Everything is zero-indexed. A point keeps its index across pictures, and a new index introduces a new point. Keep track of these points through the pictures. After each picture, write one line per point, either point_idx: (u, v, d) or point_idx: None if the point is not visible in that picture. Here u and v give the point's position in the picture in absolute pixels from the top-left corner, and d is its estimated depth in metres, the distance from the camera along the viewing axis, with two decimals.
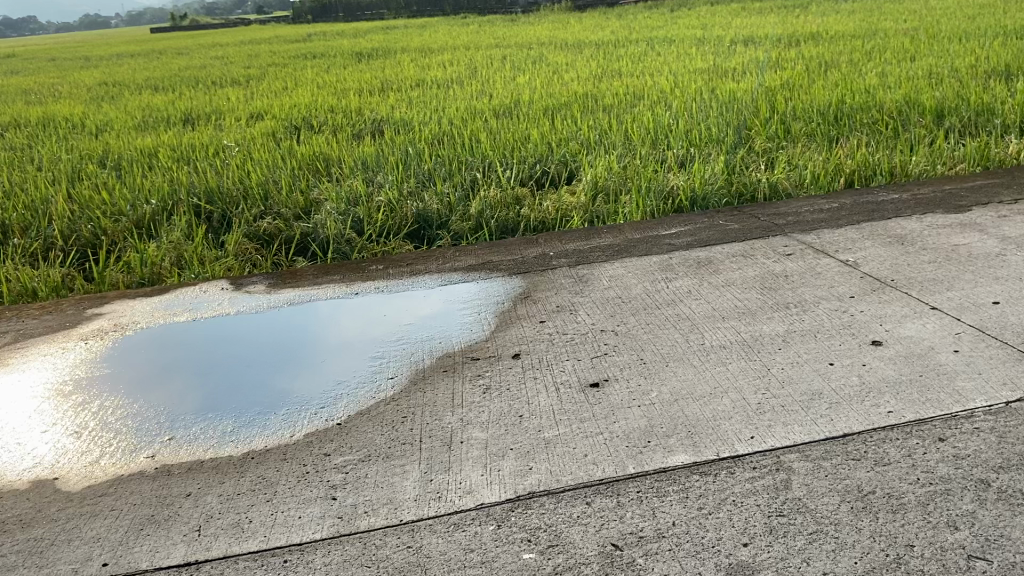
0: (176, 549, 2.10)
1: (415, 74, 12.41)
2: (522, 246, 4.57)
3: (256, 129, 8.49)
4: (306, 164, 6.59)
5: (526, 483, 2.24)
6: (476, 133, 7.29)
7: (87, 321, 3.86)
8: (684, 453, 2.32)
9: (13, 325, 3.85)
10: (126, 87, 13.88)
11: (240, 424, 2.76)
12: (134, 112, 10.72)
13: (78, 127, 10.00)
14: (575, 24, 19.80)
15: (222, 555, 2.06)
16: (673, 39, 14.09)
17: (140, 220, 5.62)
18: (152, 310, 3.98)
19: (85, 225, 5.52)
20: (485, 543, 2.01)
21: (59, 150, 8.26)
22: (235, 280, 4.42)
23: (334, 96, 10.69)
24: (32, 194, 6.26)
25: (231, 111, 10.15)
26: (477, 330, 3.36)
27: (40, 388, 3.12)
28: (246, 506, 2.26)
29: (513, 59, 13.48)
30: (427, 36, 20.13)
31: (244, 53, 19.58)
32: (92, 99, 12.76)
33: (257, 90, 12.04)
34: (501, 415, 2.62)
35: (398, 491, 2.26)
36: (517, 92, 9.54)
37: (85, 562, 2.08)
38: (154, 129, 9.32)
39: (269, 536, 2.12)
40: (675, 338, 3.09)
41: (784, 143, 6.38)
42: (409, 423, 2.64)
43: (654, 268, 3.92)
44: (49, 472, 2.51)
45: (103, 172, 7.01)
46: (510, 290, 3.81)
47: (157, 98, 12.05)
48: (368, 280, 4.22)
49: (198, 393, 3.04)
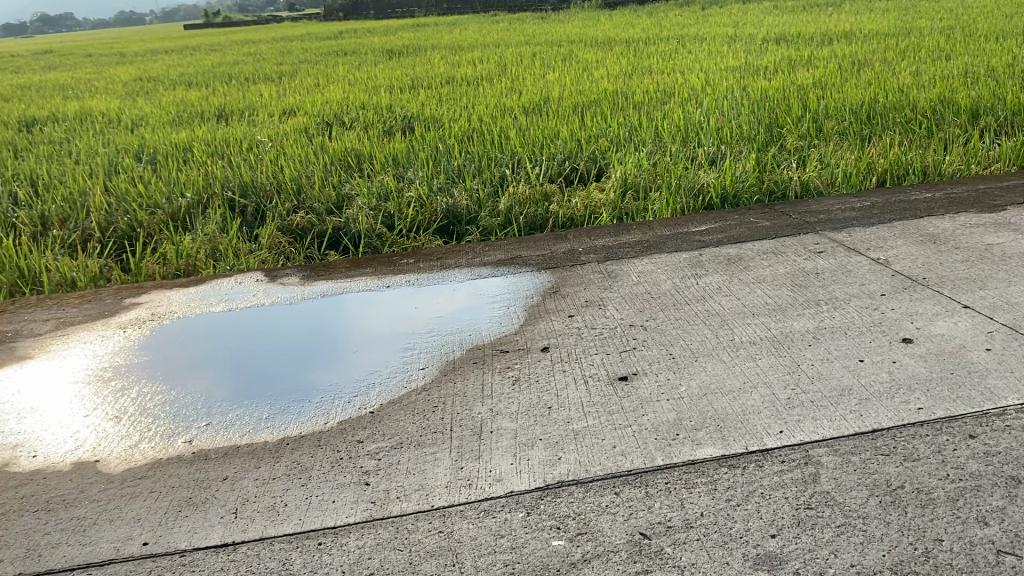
0: (214, 530, 2.16)
1: (446, 72, 12.45)
2: (551, 241, 4.59)
3: (289, 125, 8.59)
4: (338, 160, 6.67)
5: (555, 472, 2.27)
6: (506, 130, 7.33)
7: (125, 310, 3.95)
8: (712, 446, 2.34)
9: (53, 313, 3.95)
10: (160, 84, 14.05)
11: (275, 411, 2.82)
12: (168, 108, 10.87)
13: (114, 121, 10.15)
14: (605, 21, 19.74)
15: (259, 537, 2.11)
16: (705, 37, 14.00)
17: (176, 214, 5.72)
18: (188, 300, 4.06)
19: (122, 217, 5.62)
20: (515, 530, 2.04)
21: (96, 144, 8.40)
22: (269, 272, 4.49)
23: (365, 92, 10.76)
24: (70, 187, 6.39)
25: (264, 108, 10.26)
26: (506, 323, 3.40)
27: (80, 374, 3.20)
28: (282, 490, 2.31)
29: (544, 56, 13.47)
30: (457, 34, 20.17)
31: (277, 50, 19.74)
32: (128, 95, 12.93)
33: (287, 87, 12.13)
34: (530, 406, 2.65)
35: (429, 478, 2.31)
36: (547, 89, 9.55)
37: (126, 541, 2.14)
38: (188, 125, 9.45)
39: (304, 519, 2.17)
40: (704, 334, 3.10)
41: (815, 141, 6.34)
42: (439, 412, 2.68)
43: (683, 264, 3.93)
44: (90, 454, 2.58)
45: (139, 165, 7.13)
46: (539, 284, 3.84)
47: (191, 94, 12.20)
48: (399, 274, 4.27)
49: (233, 382, 3.11)
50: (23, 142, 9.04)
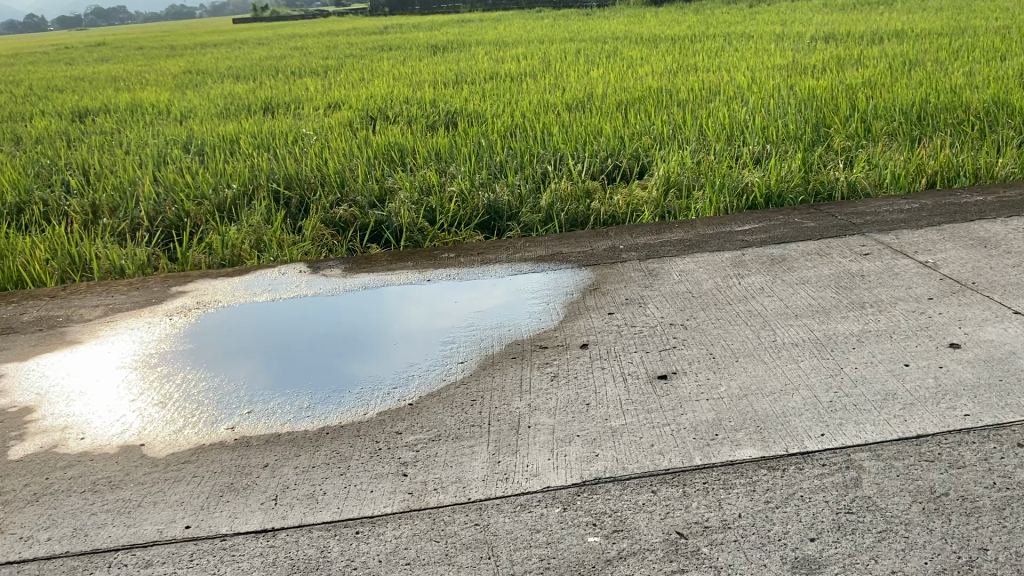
0: (254, 516, 2.19)
1: (490, 67, 12.45)
2: (592, 238, 4.58)
3: (334, 119, 8.67)
4: (381, 154, 6.72)
5: (593, 469, 2.27)
6: (549, 126, 7.32)
7: (172, 298, 4.02)
8: (752, 447, 2.32)
9: (102, 300, 4.03)
10: (208, 77, 14.27)
11: (316, 401, 2.85)
12: (216, 100, 11.04)
13: (164, 113, 10.34)
14: (651, 18, 19.61)
15: (298, 524, 2.14)
16: (752, 35, 13.84)
17: (222, 205, 5.81)
18: (233, 289, 4.13)
19: (170, 207, 5.72)
20: (551, 525, 2.04)
21: (146, 135, 8.56)
22: (312, 263, 4.54)
23: (410, 87, 10.83)
24: (120, 176, 6.52)
25: (310, 101, 10.37)
26: (546, 319, 3.40)
27: (127, 360, 3.27)
28: (321, 478, 2.34)
29: (589, 52, 13.42)
30: (502, 29, 20.18)
31: (323, 44, 19.94)
32: (177, 87, 13.16)
33: (333, 81, 12.24)
34: (568, 402, 2.65)
35: (467, 470, 2.32)
36: (591, 86, 9.51)
37: (169, 523, 2.18)
38: (236, 117, 9.58)
39: (343, 508, 2.19)
40: (746, 334, 3.07)
41: (864, 142, 6.24)
42: (478, 406, 2.69)
43: (726, 264, 3.89)
44: (136, 438, 2.63)
45: (187, 156, 7.25)
46: (580, 281, 3.83)
47: (239, 87, 12.37)
48: (440, 268, 4.29)
49: (275, 371, 3.15)
50: (76, 132, 9.25)
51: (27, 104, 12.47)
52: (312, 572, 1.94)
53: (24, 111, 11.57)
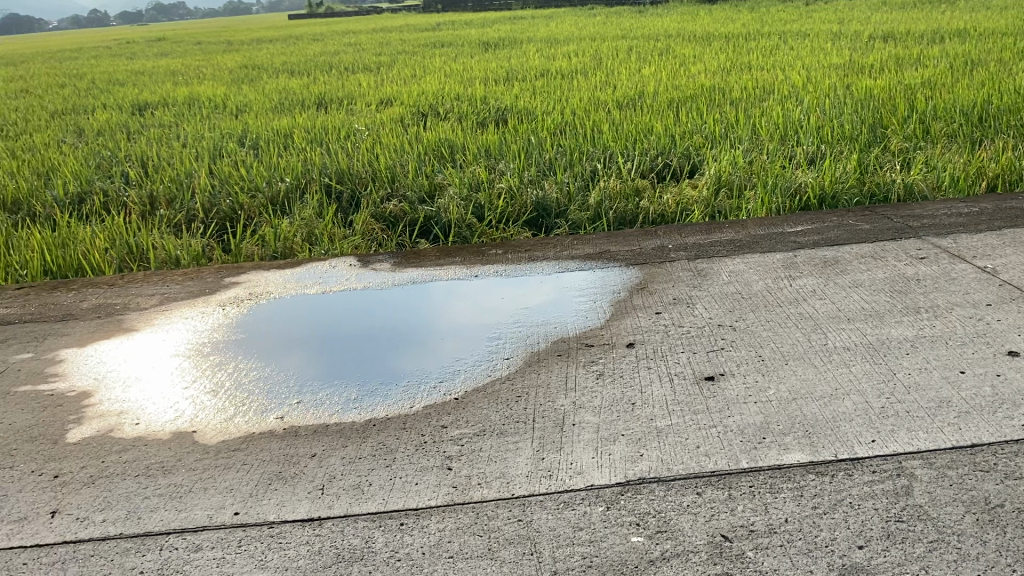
0: (301, 504, 2.22)
1: (541, 65, 12.44)
2: (641, 237, 4.55)
3: (385, 115, 8.75)
4: (432, 150, 6.76)
5: (637, 469, 2.26)
6: (599, 123, 7.29)
7: (225, 289, 4.10)
8: (800, 451, 2.28)
9: (158, 289, 4.13)
10: (264, 72, 14.50)
11: (363, 393, 2.89)
12: (271, 95, 11.21)
13: (221, 107, 10.54)
14: (705, 16, 19.39)
15: (344, 514, 2.17)
16: (808, 34, 13.60)
17: (275, 198, 5.90)
18: (284, 281, 4.19)
19: (225, 200, 5.83)
20: (594, 523, 2.04)
21: (202, 129, 8.73)
22: (361, 257, 4.59)
23: (461, 84, 10.87)
24: (177, 169, 6.67)
25: (362, 97, 10.48)
26: (593, 317, 3.39)
27: (181, 348, 3.34)
28: (367, 469, 2.37)
29: (640, 50, 13.34)
30: (554, 26, 20.14)
31: (376, 40, 20.12)
32: (234, 82, 13.40)
33: (385, 78, 12.34)
34: (613, 401, 2.64)
35: (510, 466, 2.32)
36: (643, 84, 9.45)
37: (219, 509, 2.23)
38: (290, 112, 9.72)
39: (387, 499, 2.22)
40: (797, 337, 3.02)
41: (922, 143, 6.10)
42: (522, 402, 2.69)
43: (777, 266, 3.84)
44: (189, 425, 2.69)
45: (242, 150, 7.38)
46: (627, 280, 3.81)
47: (293, 82, 12.55)
48: (488, 264, 4.31)
49: (323, 363, 3.19)
50: (136, 125, 9.47)
51: (90, 97, 12.80)
52: (357, 562, 1.97)
53: (87, 104, 11.88)
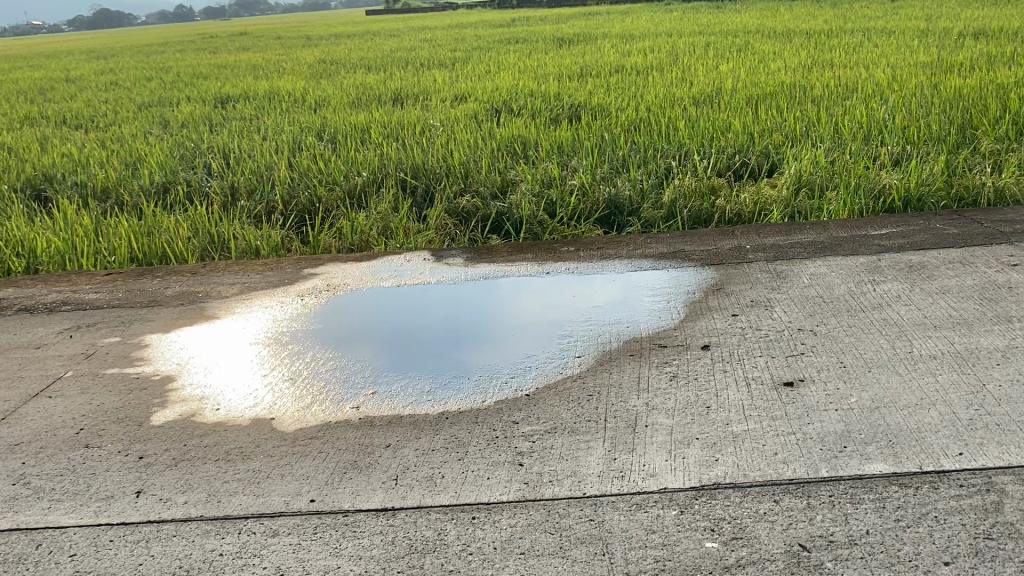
0: (375, 494, 2.25)
1: (616, 61, 12.35)
2: (718, 237, 4.48)
3: (460, 111, 8.80)
4: (505, 146, 6.78)
5: (712, 473, 2.22)
6: (674, 120, 7.20)
7: (303, 279, 4.18)
8: (882, 462, 2.22)
9: (239, 278, 4.23)
10: (342, 67, 14.75)
11: (436, 385, 2.91)
12: (348, 90, 11.39)
13: (300, 101, 10.76)
14: (785, 12, 18.98)
15: (416, 505, 2.19)
16: (894, 31, 13.19)
17: (351, 191, 5.99)
18: (360, 274, 4.25)
19: (303, 192, 5.95)
20: (668, 527, 2.01)
21: (282, 122, 8.93)
22: (435, 252, 4.62)
23: (535, 80, 10.87)
24: (258, 161, 6.83)
25: (437, 92, 10.57)
26: (667, 317, 3.35)
27: (261, 336, 3.42)
28: (440, 462, 2.39)
29: (718, 46, 13.12)
30: (629, 22, 19.96)
31: (452, 36, 20.26)
32: (313, 76, 13.66)
33: (460, 73, 12.42)
34: (688, 404, 2.61)
35: (582, 465, 2.31)
36: (720, 81, 9.29)
37: (296, 496, 2.27)
38: (367, 107, 9.86)
39: (460, 492, 2.23)
40: (880, 344, 2.93)
41: (1015, 145, 5.85)
42: (595, 401, 2.68)
43: (859, 269, 3.73)
44: (267, 412, 2.75)
45: (320, 144, 7.52)
46: (703, 280, 3.75)
47: (370, 77, 12.73)
48: (561, 261, 4.29)
49: (396, 355, 3.23)
50: (219, 117, 9.73)
51: (175, 90, 13.21)
52: (429, 554, 1.98)
53: (172, 96, 12.26)
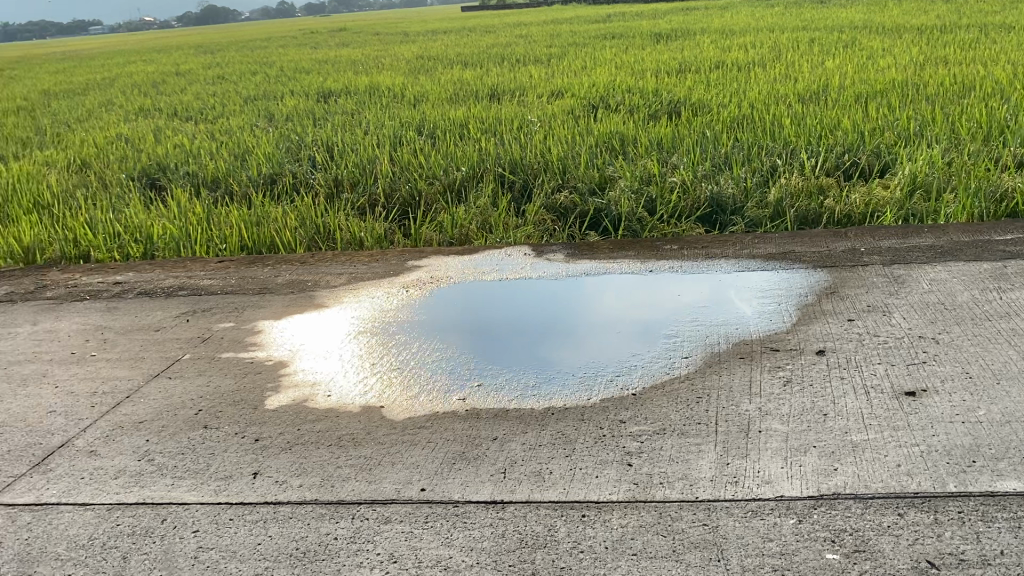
0: (484, 486, 2.26)
1: (715, 57, 12.11)
2: (829, 239, 4.34)
3: (557, 106, 8.79)
4: (604, 142, 6.73)
5: (831, 483, 2.15)
6: (779, 118, 7.01)
7: (408, 271, 4.24)
8: (1015, 479, 2.10)
9: (346, 268, 4.32)
10: (439, 63, 14.91)
11: (541, 380, 2.91)
12: (446, 85, 11.52)
13: (399, 96, 10.93)
14: (893, 7, 18.28)
15: (526, 500, 2.18)
16: (1013, 27, 12.54)
17: (451, 185, 6.04)
18: (462, 267, 4.29)
19: (404, 186, 6.04)
20: (785, 535, 1.96)
21: (383, 116, 9.09)
22: (536, 247, 4.62)
23: (632, 76, 10.76)
24: (360, 155, 6.97)
25: (534, 88, 10.58)
26: (777, 320, 3.26)
27: (368, 325, 3.48)
28: (547, 458, 2.38)
29: (823, 42, 12.73)
30: (728, 18, 19.56)
31: (547, 32, 20.25)
32: (411, 72, 13.86)
33: (556, 69, 12.40)
34: (803, 411, 2.53)
35: (693, 468, 2.27)
36: (826, 78, 9.01)
37: (407, 484, 2.30)
38: (465, 102, 9.95)
39: (569, 489, 2.22)
40: (1009, 355, 2.78)
41: None
42: (705, 404, 2.63)
43: (983, 276, 3.56)
44: (377, 400, 2.80)
45: (420, 138, 7.62)
46: (814, 283, 3.64)
47: (467, 73, 12.84)
48: (664, 260, 4.23)
49: (499, 348, 3.24)
50: (321, 111, 9.98)
51: (279, 84, 13.58)
52: (540, 549, 1.98)
53: (276, 91, 12.63)
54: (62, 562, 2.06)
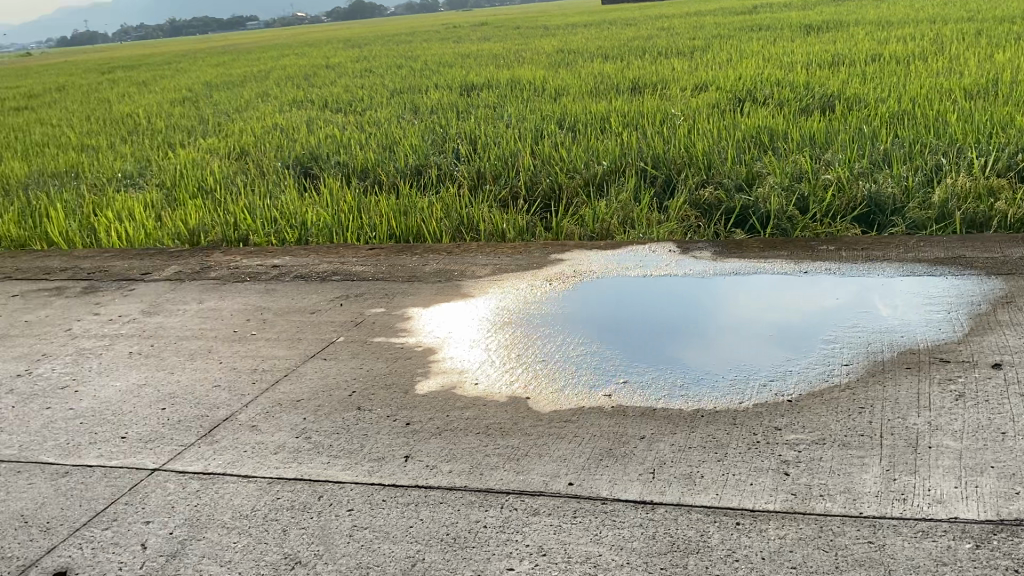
0: (633, 485, 2.23)
1: (871, 49, 11.52)
2: (1003, 244, 4.03)
3: (702, 100, 8.58)
4: (751, 137, 6.51)
5: (1012, 507, 1.99)
6: (944, 114, 6.59)
7: (551, 264, 4.23)
8: None
9: (490, 260, 4.36)
10: (580, 56, 14.87)
11: (690, 381, 2.84)
12: (587, 79, 11.46)
13: (540, 89, 10.97)
14: None
15: (677, 503, 2.13)
16: None
17: (593, 179, 6.00)
18: (605, 262, 4.24)
19: (546, 179, 6.05)
20: (961, 560, 1.83)
21: (524, 110, 9.14)
22: (681, 243, 4.52)
23: (781, 69, 10.39)
24: (503, 147, 7.03)
25: (677, 81, 10.38)
26: (946, 330, 3.05)
27: (512, 317, 3.50)
28: (699, 461, 2.32)
29: (991, 34, 11.89)
30: (883, 8, 18.58)
31: (689, 25, 19.83)
32: (552, 65, 13.88)
33: (700, 62, 12.12)
34: (978, 428, 2.36)
35: (856, 482, 2.15)
36: (997, 71, 8.41)
37: (554, 477, 2.29)
38: (606, 96, 9.87)
39: (722, 495, 2.15)
40: None
41: None
42: (867, 415, 2.49)
43: None
44: (522, 391, 2.81)
45: (562, 132, 7.61)
46: (988, 292, 3.39)
47: (608, 66, 12.73)
48: (818, 261, 4.05)
49: (644, 346, 3.19)
50: (464, 104, 10.14)
51: (422, 77, 13.91)
52: (693, 554, 1.92)
53: (420, 84, 12.92)
54: (229, 529, 2.15)
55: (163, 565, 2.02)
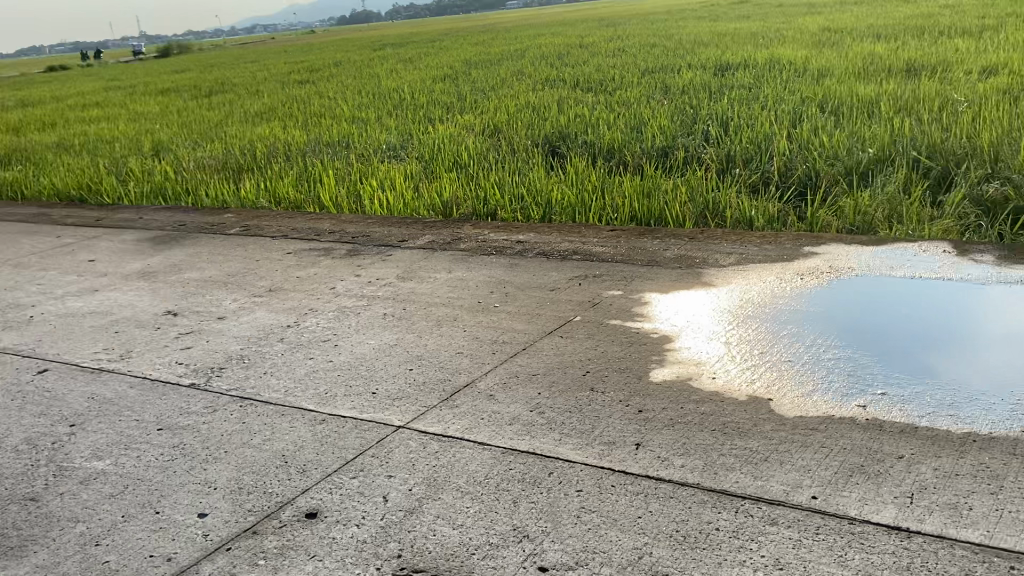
0: (887, 508, 2.01)
1: None
2: None
3: (990, 85, 7.70)
4: None
5: None
6: None
7: (803, 258, 3.97)
8: None
9: (736, 248, 4.17)
10: (848, 35, 13.89)
11: (959, 400, 2.55)
12: (855, 60, 10.68)
13: (801, 70, 10.36)
14: None
15: (938, 534, 1.90)
16: None
17: (855, 168, 5.57)
18: (864, 259, 3.92)
19: (801, 166, 5.70)
20: None
21: (782, 92, 8.67)
22: (957, 244, 4.07)
23: None
24: (757, 131, 6.72)
25: (961, 64, 9.39)
26: None
27: (756, 310, 3.33)
28: (967, 490, 2.06)
29: None
30: None
31: (978, 2, 17.90)
32: (816, 45, 13.07)
33: (990, 43, 10.89)
34: None
35: None
36: None
37: (796, 487, 2.12)
38: (876, 78, 9.13)
39: (994, 532, 1.89)
40: None
41: None
42: None
43: None
44: (765, 392, 2.65)
45: (823, 116, 7.14)
46: None
47: (880, 46, 11.78)
48: None
49: (905, 354, 2.90)
50: (718, 85, 9.80)
51: (675, 57, 13.61)
52: None
53: (674, 63, 12.67)
54: (462, 493, 2.12)
55: (401, 519, 2.02)
